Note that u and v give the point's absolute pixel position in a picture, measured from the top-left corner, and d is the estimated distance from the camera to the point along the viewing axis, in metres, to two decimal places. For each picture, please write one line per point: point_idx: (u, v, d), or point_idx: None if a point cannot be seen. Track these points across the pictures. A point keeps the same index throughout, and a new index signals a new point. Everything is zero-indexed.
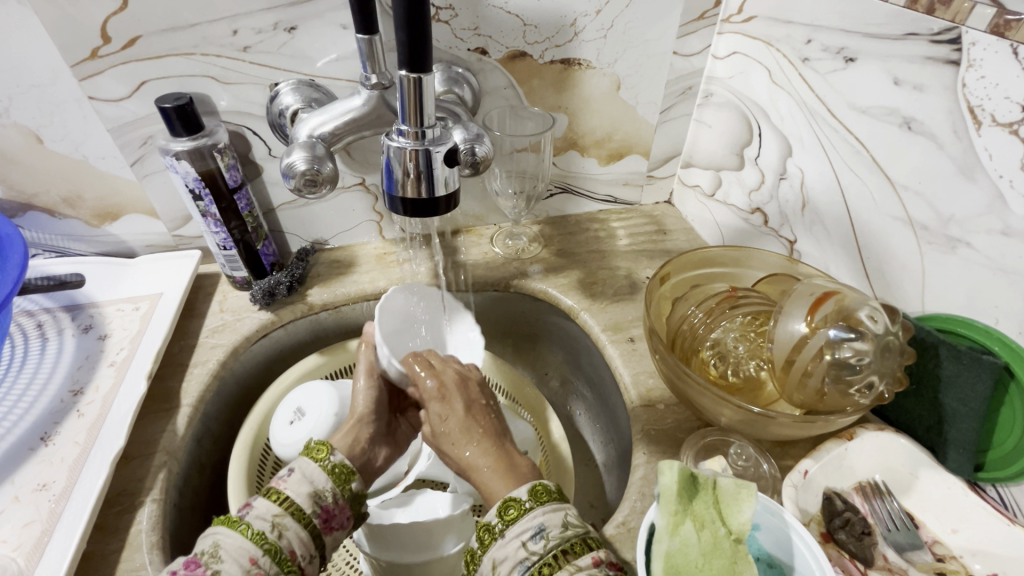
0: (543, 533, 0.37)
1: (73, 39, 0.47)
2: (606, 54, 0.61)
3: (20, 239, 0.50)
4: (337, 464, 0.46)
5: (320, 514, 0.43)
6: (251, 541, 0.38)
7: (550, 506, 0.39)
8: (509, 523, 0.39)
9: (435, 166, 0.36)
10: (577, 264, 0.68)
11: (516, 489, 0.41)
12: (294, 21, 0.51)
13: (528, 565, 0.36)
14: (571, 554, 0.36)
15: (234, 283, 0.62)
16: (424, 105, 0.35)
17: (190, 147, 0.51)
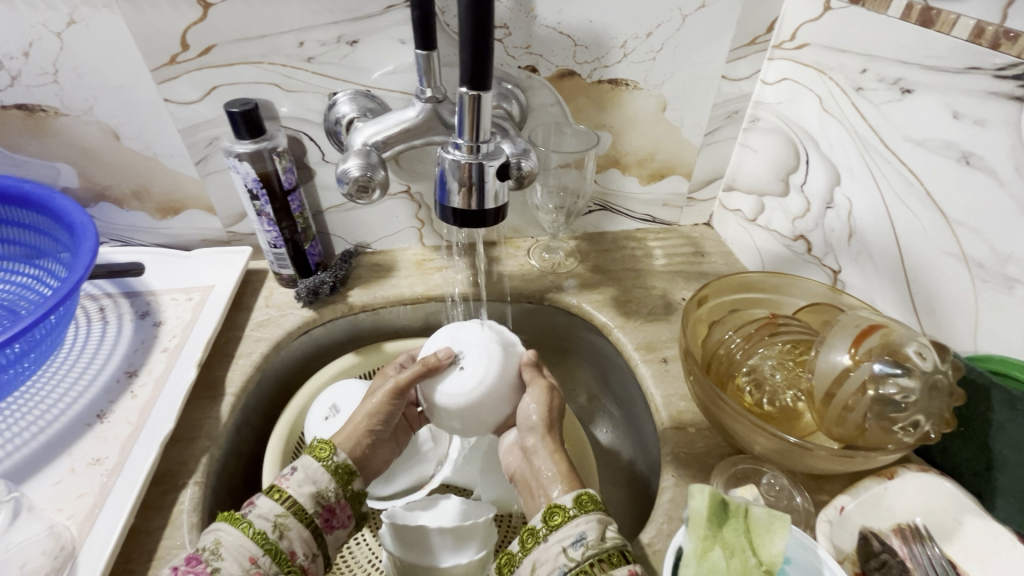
0: (583, 541, 0.38)
1: (156, 46, 0.51)
2: (654, 75, 0.62)
3: (93, 229, 0.53)
4: (340, 464, 0.47)
5: (321, 513, 0.44)
6: (251, 541, 0.40)
7: (592, 517, 0.39)
8: (552, 528, 0.39)
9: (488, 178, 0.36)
10: (612, 282, 0.68)
11: (562, 497, 0.42)
12: (356, 35, 0.54)
13: (565, 571, 0.37)
14: (606, 564, 0.36)
15: (281, 281, 0.65)
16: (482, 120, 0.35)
17: (252, 149, 0.54)
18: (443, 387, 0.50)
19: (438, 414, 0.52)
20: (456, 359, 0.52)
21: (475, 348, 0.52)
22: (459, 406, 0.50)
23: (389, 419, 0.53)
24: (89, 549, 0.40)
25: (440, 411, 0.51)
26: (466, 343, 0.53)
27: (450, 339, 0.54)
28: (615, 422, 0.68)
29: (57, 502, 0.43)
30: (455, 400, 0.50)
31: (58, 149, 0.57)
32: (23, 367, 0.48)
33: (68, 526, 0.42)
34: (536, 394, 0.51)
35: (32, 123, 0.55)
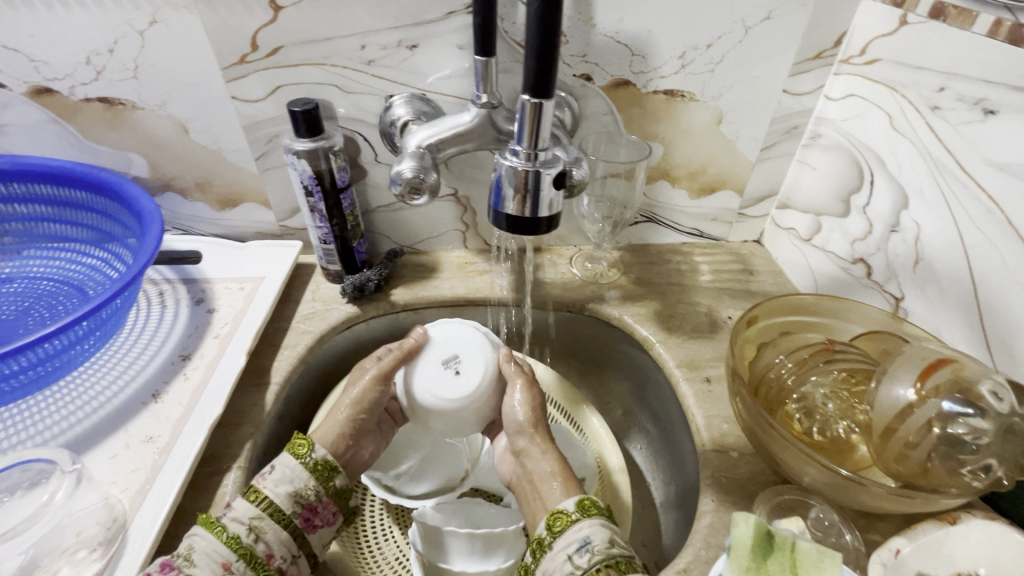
0: (588, 546, 0.39)
1: (228, 46, 0.54)
2: (711, 87, 0.60)
3: (159, 218, 0.56)
4: (319, 460, 0.47)
5: (302, 514, 0.45)
6: (226, 546, 0.40)
7: (594, 520, 0.41)
8: (555, 535, 0.42)
9: (544, 186, 0.35)
10: (656, 295, 0.67)
11: (564, 503, 0.44)
12: (416, 40, 0.55)
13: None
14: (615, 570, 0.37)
15: (328, 275, 0.67)
16: (542, 127, 0.34)
17: (309, 148, 0.55)
18: (434, 391, 0.51)
19: (423, 414, 0.52)
20: (450, 361, 0.53)
21: (468, 350, 0.54)
22: (450, 412, 0.51)
23: (373, 409, 0.54)
24: (139, 524, 0.42)
25: (427, 413, 0.52)
26: (457, 344, 0.54)
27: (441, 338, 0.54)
28: (650, 439, 0.66)
29: (113, 475, 0.46)
30: (447, 405, 0.51)
31: (131, 141, 0.60)
32: (89, 345, 0.51)
33: (122, 499, 0.44)
34: (524, 394, 0.53)
35: (111, 115, 0.58)
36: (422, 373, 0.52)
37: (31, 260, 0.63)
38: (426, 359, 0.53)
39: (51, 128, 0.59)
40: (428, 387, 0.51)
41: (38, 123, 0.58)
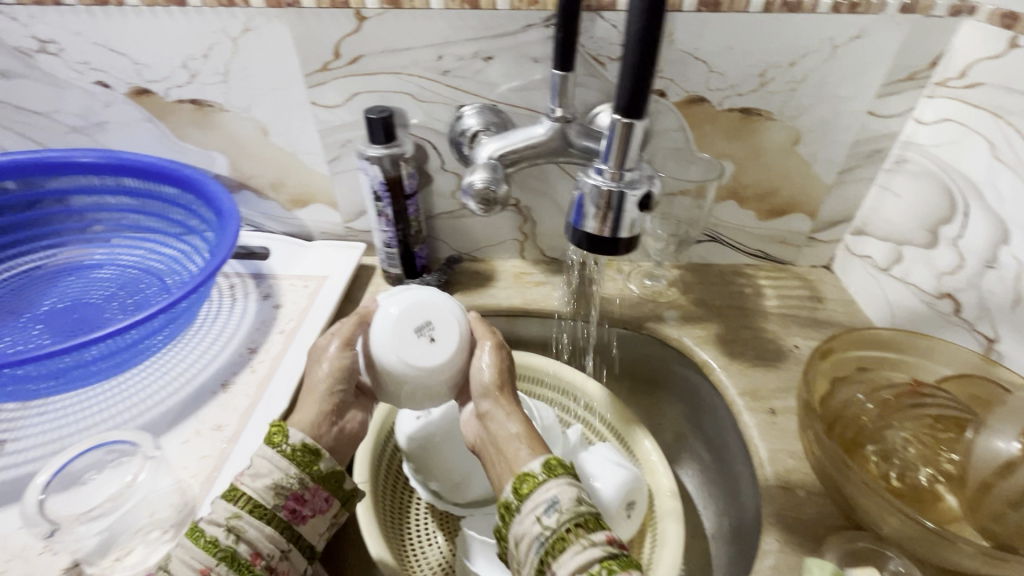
0: (556, 506, 0.38)
1: (314, 54, 0.56)
2: (790, 107, 0.58)
3: (236, 216, 0.58)
4: (297, 445, 0.43)
5: (286, 506, 0.42)
6: (204, 551, 0.38)
7: (561, 479, 0.40)
8: (523, 498, 0.40)
9: (628, 207, 0.35)
10: (717, 318, 0.65)
11: (529, 462, 0.42)
12: (492, 52, 0.55)
13: (541, 541, 0.38)
14: (585, 529, 0.37)
15: (388, 278, 0.68)
16: (631, 146, 0.33)
17: (382, 154, 0.57)
18: (405, 358, 0.46)
19: (391, 383, 0.46)
20: (422, 326, 0.47)
21: (440, 311, 0.48)
22: (423, 381, 0.46)
23: (348, 383, 0.48)
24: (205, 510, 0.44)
25: (397, 382, 0.46)
26: (426, 305, 0.48)
27: (410, 299, 0.48)
28: (703, 466, 0.64)
29: (184, 460, 0.48)
30: (419, 373, 0.46)
31: (215, 140, 0.63)
32: (166, 333, 0.54)
33: (192, 484, 0.46)
34: (494, 354, 0.48)
35: (199, 116, 0.61)
36: (389, 341, 0.46)
37: (118, 248, 0.67)
38: (394, 325, 0.46)
39: (145, 126, 0.62)
40: (398, 353, 0.46)
41: (135, 121, 0.62)
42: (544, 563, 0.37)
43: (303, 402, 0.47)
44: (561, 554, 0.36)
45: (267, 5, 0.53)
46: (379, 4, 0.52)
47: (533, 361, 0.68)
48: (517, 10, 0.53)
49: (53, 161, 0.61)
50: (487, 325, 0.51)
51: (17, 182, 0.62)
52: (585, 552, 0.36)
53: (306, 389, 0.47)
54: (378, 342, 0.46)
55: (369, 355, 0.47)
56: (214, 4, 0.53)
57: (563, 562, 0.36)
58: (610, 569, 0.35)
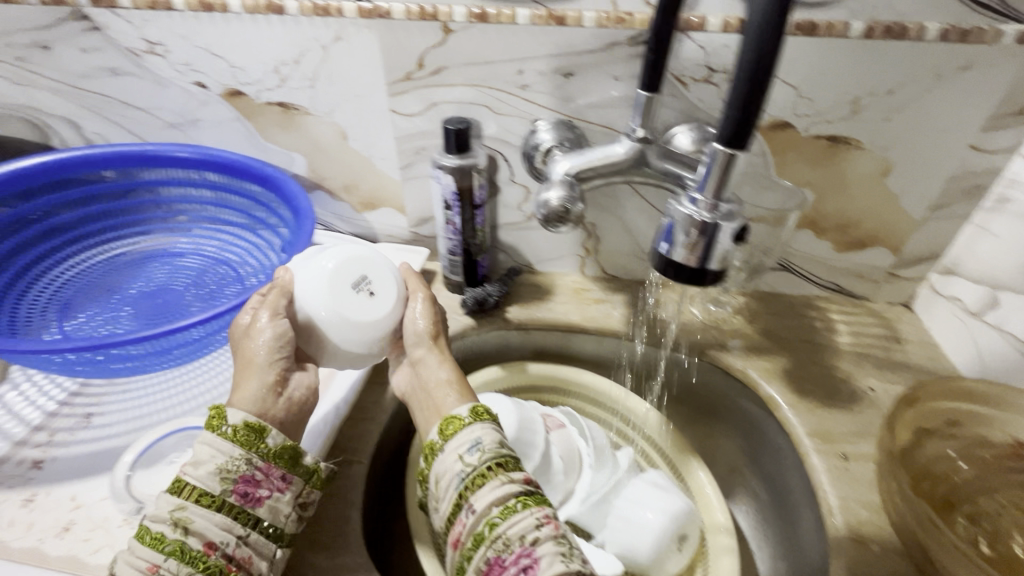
0: (478, 446, 0.44)
1: (399, 64, 0.57)
2: (882, 136, 0.55)
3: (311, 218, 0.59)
4: (238, 426, 0.41)
5: (235, 491, 0.40)
6: (151, 549, 0.37)
7: (485, 423, 0.46)
8: (448, 438, 0.46)
9: (721, 239, 0.33)
10: (785, 351, 0.62)
11: (457, 408, 0.48)
12: (573, 68, 0.55)
13: (462, 476, 0.43)
14: (504, 467, 0.43)
15: (449, 285, 0.69)
16: (730, 177, 0.32)
17: (457, 164, 0.57)
18: (346, 314, 0.47)
19: (333, 342, 0.48)
20: (358, 283, 0.49)
21: (373, 267, 0.50)
22: (368, 335, 0.48)
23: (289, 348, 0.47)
24: None
25: (340, 341, 0.48)
26: (359, 262, 0.50)
27: (344, 257, 0.49)
28: (761, 505, 0.62)
29: None
30: (362, 329, 0.48)
31: (297, 142, 0.66)
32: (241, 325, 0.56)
33: None
34: (425, 304, 0.53)
35: (285, 118, 0.64)
36: (330, 300, 0.47)
37: (200, 238, 0.70)
38: (330, 282, 0.48)
39: (235, 126, 0.66)
40: (338, 310, 0.47)
41: (227, 120, 0.66)
42: (463, 496, 0.42)
43: (243, 377, 0.44)
44: (481, 487, 0.42)
45: (360, 16, 0.55)
46: (467, 18, 0.53)
47: (588, 381, 0.67)
48: (604, 27, 0.52)
49: (150, 154, 0.65)
50: (419, 279, 0.55)
51: (115, 171, 0.66)
52: (502, 486, 0.42)
53: (245, 361, 0.45)
54: (314, 301, 0.47)
55: (306, 319, 0.47)
56: (311, 13, 0.55)
57: (481, 494, 0.42)
58: (525, 502, 0.41)
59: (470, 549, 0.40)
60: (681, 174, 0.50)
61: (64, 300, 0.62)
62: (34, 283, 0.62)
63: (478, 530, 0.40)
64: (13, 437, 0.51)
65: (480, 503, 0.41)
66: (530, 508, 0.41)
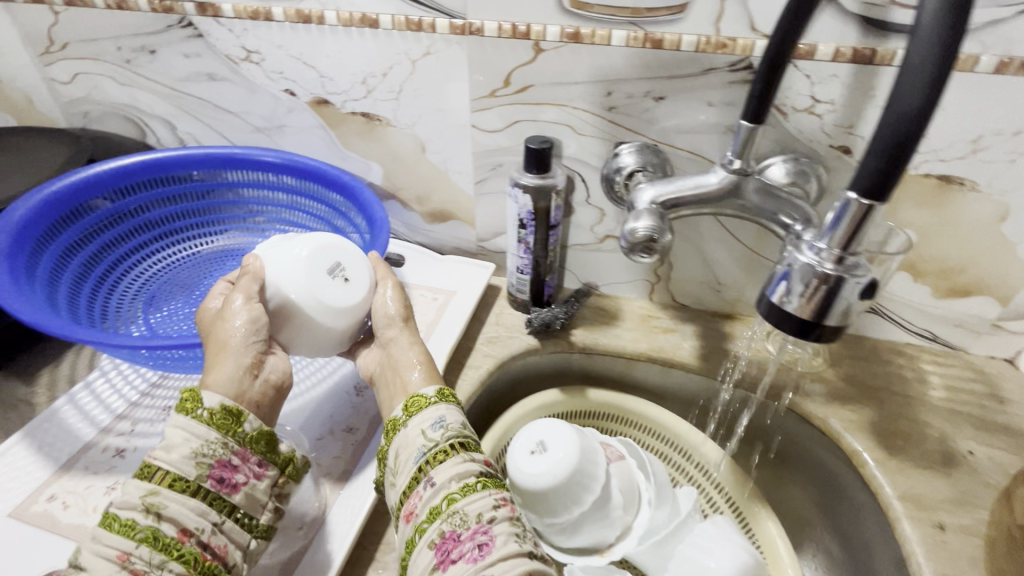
0: (442, 423, 0.43)
1: (485, 81, 0.57)
2: (1002, 179, 0.50)
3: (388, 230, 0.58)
4: (216, 409, 0.39)
5: (212, 475, 0.38)
6: (122, 536, 0.34)
7: (450, 405, 0.45)
8: (411, 415, 0.45)
9: (845, 291, 0.34)
10: (870, 401, 0.58)
11: (424, 388, 0.47)
12: (664, 93, 0.53)
13: (423, 451, 0.42)
14: (466, 447, 0.42)
15: (513, 303, 0.68)
16: (862, 232, 0.33)
17: (536, 183, 0.57)
18: (321, 300, 0.46)
19: (305, 328, 0.47)
20: (331, 270, 0.48)
21: (347, 254, 0.50)
22: (342, 321, 0.48)
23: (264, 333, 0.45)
24: (337, 512, 0.46)
25: (311, 326, 0.47)
26: (332, 249, 0.49)
27: (318, 243, 0.48)
28: (835, 563, 0.59)
29: (320, 456, 0.51)
30: (336, 315, 0.47)
31: (376, 151, 0.67)
32: None
33: (327, 481, 0.49)
34: (396, 290, 0.52)
35: (367, 128, 0.65)
36: (304, 286, 0.46)
37: None
38: (306, 268, 0.47)
39: (318, 133, 0.67)
40: (313, 295, 0.46)
41: (311, 127, 0.67)
42: (422, 469, 0.41)
43: (216, 360, 0.43)
44: (442, 462, 0.41)
45: (452, 32, 0.55)
46: (560, 37, 0.52)
47: (650, 412, 0.64)
48: (703, 52, 0.50)
49: (239, 156, 0.67)
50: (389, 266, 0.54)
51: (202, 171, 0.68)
52: (464, 464, 0.41)
53: (219, 344, 0.44)
54: (288, 286, 0.46)
55: (280, 305, 0.46)
56: (403, 28, 0.56)
57: (441, 469, 0.41)
58: (484, 482, 0.40)
59: (425, 521, 0.39)
60: (777, 212, 0.48)
61: (150, 292, 0.65)
62: (124, 275, 0.65)
63: (435, 505, 0.39)
64: (98, 425, 0.54)
65: (441, 477, 0.40)
66: (489, 489, 0.40)
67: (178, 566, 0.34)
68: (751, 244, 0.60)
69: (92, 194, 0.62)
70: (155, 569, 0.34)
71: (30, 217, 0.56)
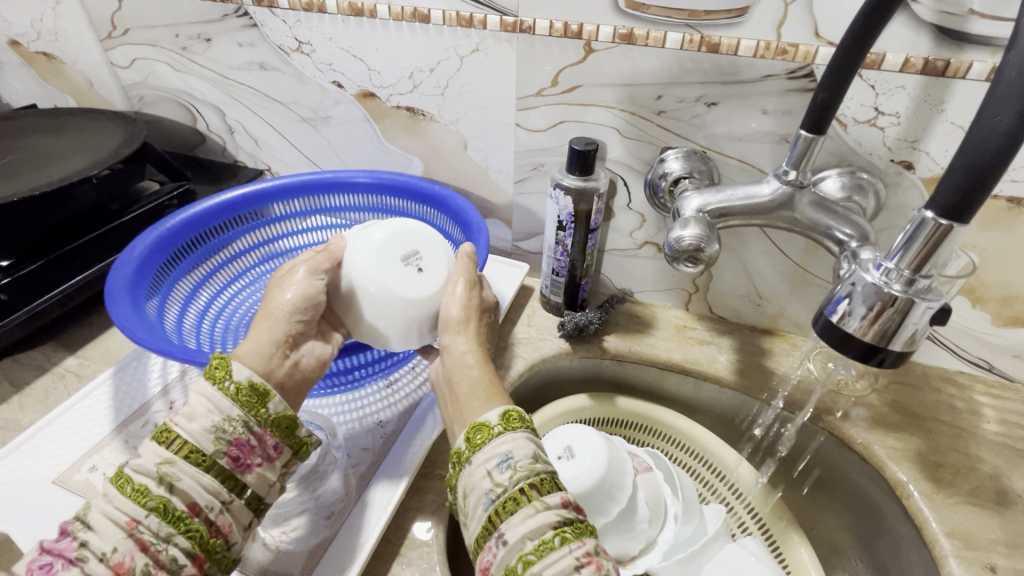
0: (509, 463, 0.37)
1: (532, 80, 0.57)
2: None
3: (486, 234, 0.58)
4: (242, 384, 0.39)
5: (229, 454, 0.37)
6: (132, 501, 0.34)
7: (517, 435, 0.38)
8: (476, 449, 0.39)
9: (914, 314, 0.34)
10: (917, 431, 0.55)
11: (487, 414, 0.40)
12: (717, 98, 0.52)
13: (492, 497, 0.36)
14: (539, 490, 0.35)
15: (546, 304, 0.68)
16: (935, 254, 0.32)
17: (578, 185, 0.56)
18: (393, 285, 0.45)
19: (371, 312, 0.46)
20: (406, 257, 0.47)
21: (426, 244, 0.49)
22: (412, 313, 0.46)
23: (312, 314, 0.45)
24: (361, 502, 0.47)
25: (382, 313, 0.46)
26: (410, 237, 0.48)
27: (397, 228, 0.48)
28: None
29: (350, 448, 0.52)
30: (407, 304, 0.45)
31: (418, 146, 0.67)
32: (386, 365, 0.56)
33: (355, 474, 0.49)
34: (467, 290, 0.48)
35: (411, 123, 0.65)
36: (374, 268, 0.46)
37: None
38: (382, 252, 0.47)
39: (363, 125, 0.68)
40: (385, 281, 0.45)
41: (356, 119, 0.68)
42: (492, 521, 0.35)
43: (257, 327, 0.43)
44: (512, 514, 0.35)
45: (502, 29, 0.54)
46: (612, 38, 0.51)
47: (679, 424, 0.62)
48: (761, 58, 0.48)
49: (329, 181, 0.67)
50: (469, 263, 0.50)
51: (288, 205, 0.68)
52: (538, 517, 0.34)
53: (266, 311, 0.43)
54: (358, 266, 0.46)
55: (349, 285, 0.46)
56: (454, 23, 0.56)
57: (513, 523, 0.35)
58: (563, 537, 0.34)
59: None
60: (832, 226, 0.45)
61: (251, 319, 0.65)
62: (224, 304, 0.65)
63: (510, 566, 0.34)
64: (163, 382, 0.58)
65: (513, 534, 0.34)
66: (570, 544, 0.33)
67: (184, 540, 0.34)
68: (799, 258, 0.58)
69: (199, 228, 0.63)
70: (161, 542, 0.33)
71: (148, 253, 0.57)
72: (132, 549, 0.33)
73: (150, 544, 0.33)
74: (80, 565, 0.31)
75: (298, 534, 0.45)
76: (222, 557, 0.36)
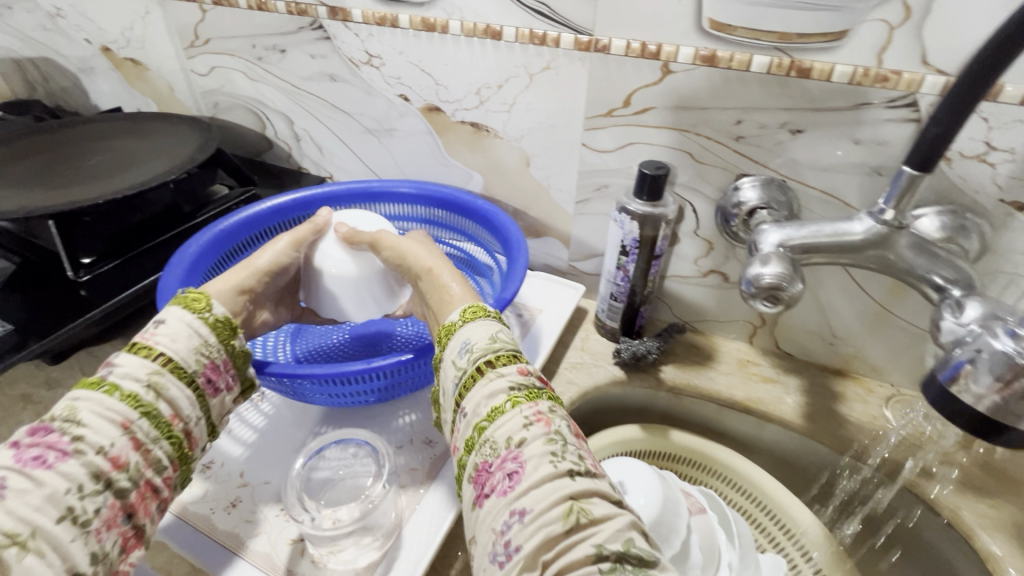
0: (467, 347, 0.40)
1: (602, 100, 0.55)
2: None
3: (526, 257, 0.56)
4: (218, 318, 0.44)
5: (204, 374, 0.42)
6: (123, 404, 0.37)
7: (475, 323, 0.42)
8: (444, 346, 0.42)
9: None
10: (1012, 497, 0.50)
11: (451, 315, 0.44)
12: (804, 125, 0.48)
13: (457, 380, 0.39)
14: (497, 363, 0.38)
15: (601, 329, 0.66)
16: None
17: (644, 211, 0.53)
18: (333, 259, 0.56)
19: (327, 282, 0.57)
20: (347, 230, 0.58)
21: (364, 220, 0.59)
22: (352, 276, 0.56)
23: (277, 277, 0.54)
24: (412, 527, 0.46)
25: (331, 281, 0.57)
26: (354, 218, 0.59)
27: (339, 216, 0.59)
28: None
29: (400, 466, 0.51)
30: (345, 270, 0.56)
31: (479, 161, 0.66)
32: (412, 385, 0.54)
33: (402, 495, 0.49)
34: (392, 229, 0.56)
35: (474, 138, 0.65)
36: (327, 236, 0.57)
37: None
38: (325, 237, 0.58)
39: (426, 139, 0.68)
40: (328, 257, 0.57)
41: (419, 133, 0.68)
42: (458, 400, 0.38)
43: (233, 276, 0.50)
44: (472, 388, 0.38)
45: (576, 47, 0.53)
46: (692, 60, 0.49)
47: (737, 465, 0.59)
48: (858, 85, 0.45)
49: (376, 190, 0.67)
50: None
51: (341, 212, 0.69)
52: (492, 384, 0.37)
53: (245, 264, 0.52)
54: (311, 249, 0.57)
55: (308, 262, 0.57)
56: (525, 41, 0.55)
57: (472, 396, 0.38)
58: (515, 400, 0.36)
59: (464, 454, 0.36)
60: (930, 271, 0.42)
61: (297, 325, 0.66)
62: None
63: (470, 435, 0.36)
64: None
65: (471, 405, 0.37)
66: (521, 406, 0.36)
67: (167, 445, 0.38)
68: (883, 298, 0.54)
69: (248, 230, 0.64)
70: (150, 442, 0.37)
71: (201, 253, 0.58)
72: (128, 446, 0.36)
73: (143, 443, 0.37)
74: (78, 457, 0.34)
75: (348, 555, 0.44)
76: (187, 469, 0.40)
